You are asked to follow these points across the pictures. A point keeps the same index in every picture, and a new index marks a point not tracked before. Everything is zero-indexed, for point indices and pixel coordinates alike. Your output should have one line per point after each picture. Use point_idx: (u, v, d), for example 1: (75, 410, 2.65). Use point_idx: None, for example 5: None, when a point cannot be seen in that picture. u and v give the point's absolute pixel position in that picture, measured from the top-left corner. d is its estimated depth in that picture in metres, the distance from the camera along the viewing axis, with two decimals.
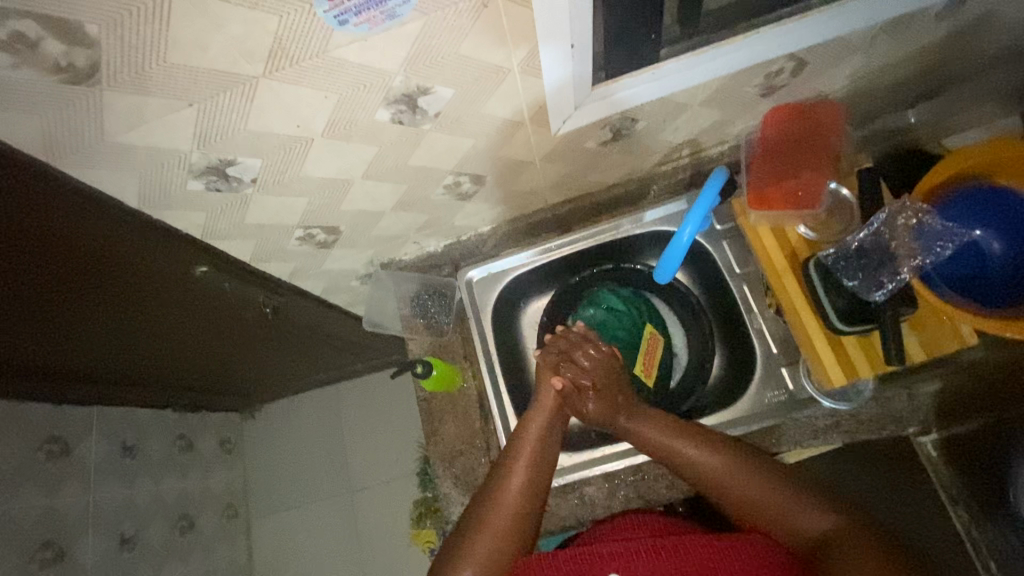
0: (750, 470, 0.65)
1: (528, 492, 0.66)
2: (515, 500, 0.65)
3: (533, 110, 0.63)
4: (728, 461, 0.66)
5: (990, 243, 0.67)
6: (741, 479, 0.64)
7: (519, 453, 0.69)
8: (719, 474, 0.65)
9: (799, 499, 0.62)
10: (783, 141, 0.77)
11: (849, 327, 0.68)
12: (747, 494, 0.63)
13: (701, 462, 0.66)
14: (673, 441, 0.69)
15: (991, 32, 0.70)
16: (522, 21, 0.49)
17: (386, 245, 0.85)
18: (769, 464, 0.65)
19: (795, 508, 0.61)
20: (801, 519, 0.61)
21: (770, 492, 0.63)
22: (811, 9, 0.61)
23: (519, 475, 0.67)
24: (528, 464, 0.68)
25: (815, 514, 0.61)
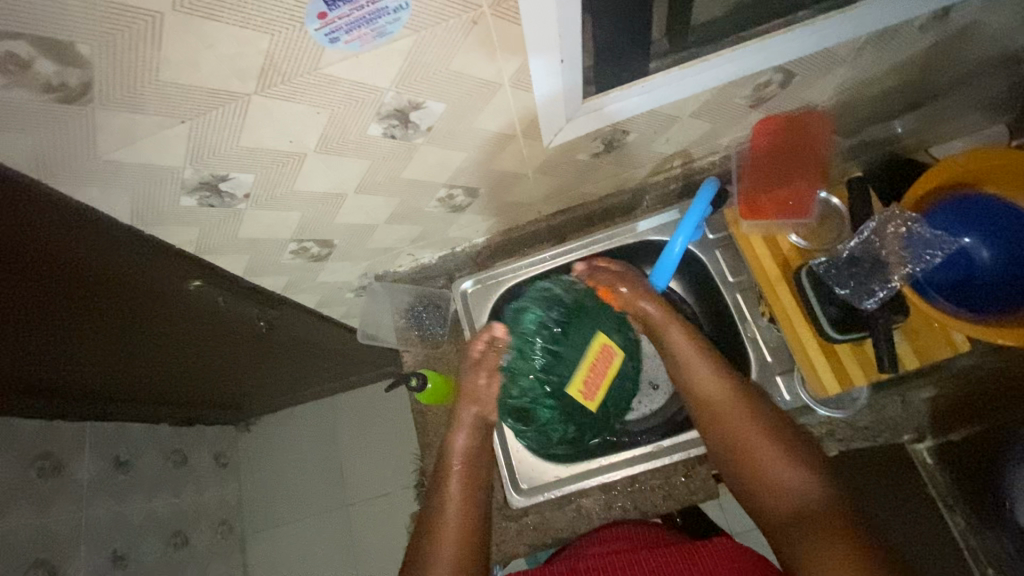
0: (749, 412, 0.66)
1: (466, 513, 0.67)
2: (455, 523, 0.66)
3: (524, 123, 0.63)
4: (738, 397, 0.68)
5: (979, 251, 0.69)
6: (741, 416, 0.66)
7: (451, 478, 0.71)
8: (723, 403, 0.68)
9: (785, 451, 0.63)
10: (773, 151, 0.78)
11: (841, 336, 0.68)
12: (742, 434, 0.65)
13: (715, 386, 0.69)
14: (697, 365, 0.71)
15: (974, 44, 0.72)
16: (511, 37, 0.49)
17: (380, 257, 0.85)
18: (770, 417, 0.66)
19: (779, 461, 0.62)
20: (781, 471, 0.61)
21: (760, 441, 0.64)
22: (796, 23, 0.62)
23: (454, 504, 0.68)
24: (461, 487, 0.70)
25: (795, 468, 0.61)
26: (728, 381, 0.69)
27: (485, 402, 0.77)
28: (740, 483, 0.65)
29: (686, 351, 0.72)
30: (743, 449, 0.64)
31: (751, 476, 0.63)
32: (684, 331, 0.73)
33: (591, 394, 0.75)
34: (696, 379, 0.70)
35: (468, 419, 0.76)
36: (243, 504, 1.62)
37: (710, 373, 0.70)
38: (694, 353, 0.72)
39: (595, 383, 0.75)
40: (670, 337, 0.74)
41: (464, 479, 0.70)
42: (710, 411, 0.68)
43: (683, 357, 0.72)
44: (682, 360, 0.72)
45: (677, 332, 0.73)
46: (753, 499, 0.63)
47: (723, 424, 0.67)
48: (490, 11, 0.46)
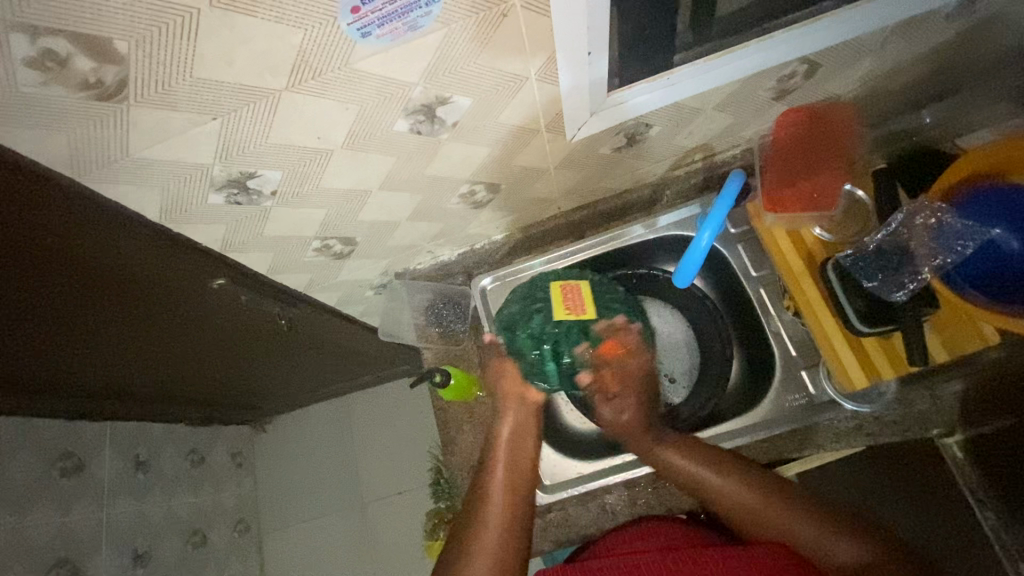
0: (777, 502, 0.65)
1: (512, 499, 0.69)
2: (500, 506, 0.68)
3: (549, 117, 0.63)
4: (753, 483, 0.67)
5: (1009, 242, 0.65)
6: (772, 510, 0.65)
7: (494, 471, 0.72)
8: (748, 503, 0.66)
9: (829, 526, 0.63)
10: (800, 142, 0.77)
11: (870, 328, 0.68)
12: (781, 527, 0.64)
13: (733, 491, 0.67)
14: (703, 473, 0.69)
15: (1004, 32, 0.70)
16: (540, 30, 0.49)
17: (401, 255, 0.85)
18: (797, 494, 0.66)
19: (828, 536, 0.62)
20: (833, 546, 0.62)
21: (802, 524, 0.64)
22: (823, 13, 0.62)
23: (499, 488, 0.70)
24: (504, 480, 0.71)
25: (847, 541, 0.61)
26: (745, 480, 0.67)
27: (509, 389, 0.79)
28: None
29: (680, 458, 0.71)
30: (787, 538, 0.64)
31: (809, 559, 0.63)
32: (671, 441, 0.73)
33: (580, 310, 0.72)
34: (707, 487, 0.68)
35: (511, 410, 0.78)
36: (259, 503, 1.63)
37: (718, 478, 0.68)
38: (694, 464, 0.70)
39: (576, 301, 0.72)
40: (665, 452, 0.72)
41: (507, 474, 0.71)
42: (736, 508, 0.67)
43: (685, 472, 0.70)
44: (682, 473, 0.70)
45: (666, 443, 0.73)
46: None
47: (757, 521, 0.66)
48: (520, 4, 0.46)
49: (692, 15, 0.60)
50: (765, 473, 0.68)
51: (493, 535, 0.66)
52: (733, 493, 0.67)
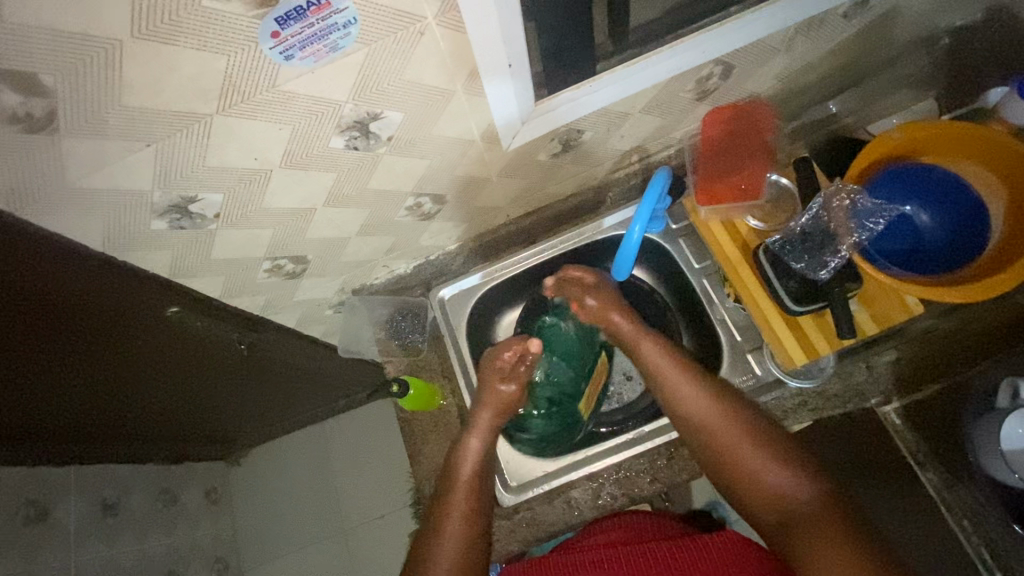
0: (734, 424, 0.65)
1: (472, 519, 0.66)
2: (459, 527, 0.65)
3: (482, 129, 0.66)
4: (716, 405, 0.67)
5: (919, 216, 0.74)
6: (723, 429, 0.65)
7: (459, 486, 0.69)
8: (704, 416, 0.67)
9: (777, 457, 0.62)
10: (724, 138, 0.82)
11: (801, 307, 0.72)
12: (727, 450, 0.65)
13: (693, 399, 0.68)
14: (674, 378, 0.71)
15: (899, 27, 0.77)
16: (459, 46, 0.53)
17: (355, 271, 0.86)
18: (761, 426, 0.65)
19: (772, 467, 0.62)
20: (777, 479, 0.61)
21: (750, 450, 0.63)
22: (728, 17, 0.67)
23: (459, 506, 0.67)
24: (467, 496, 0.68)
25: (795, 478, 0.61)
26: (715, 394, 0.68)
27: (497, 404, 0.76)
28: (738, 494, 0.64)
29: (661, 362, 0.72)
30: (732, 459, 0.64)
31: (743, 481, 0.63)
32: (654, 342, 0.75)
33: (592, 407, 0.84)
34: (674, 391, 0.70)
35: (484, 424, 0.75)
36: (237, 540, 1.59)
37: (689, 387, 0.69)
38: (669, 370, 0.71)
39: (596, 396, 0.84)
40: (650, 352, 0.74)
41: (469, 488, 0.68)
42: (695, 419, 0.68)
43: (661, 372, 0.72)
44: (659, 373, 0.72)
45: (647, 343, 0.75)
46: (749, 509, 0.63)
47: (705, 434, 0.66)
48: (435, 22, 0.49)
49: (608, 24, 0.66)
50: (737, 400, 0.68)
51: (454, 547, 0.63)
52: (695, 404, 0.68)
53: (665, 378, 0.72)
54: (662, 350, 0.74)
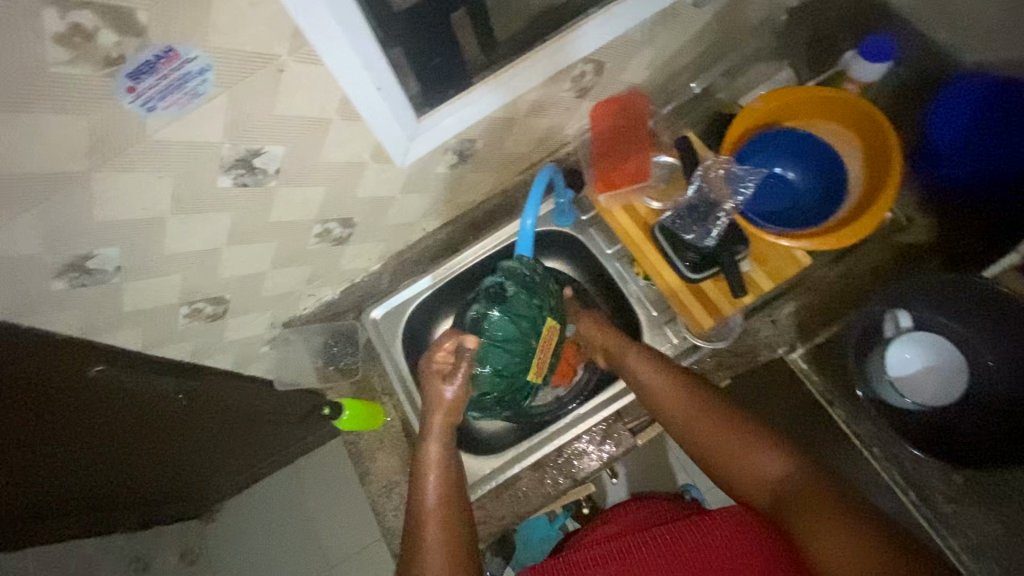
0: (715, 417, 0.66)
1: (449, 520, 0.67)
2: (438, 537, 0.65)
3: (372, 152, 0.69)
4: (692, 400, 0.69)
5: (791, 173, 0.79)
6: (705, 422, 0.67)
7: (427, 498, 0.69)
8: (687, 412, 0.68)
9: (760, 443, 0.63)
10: (611, 128, 0.87)
11: (697, 274, 0.78)
12: (712, 442, 0.65)
13: (675, 399, 0.70)
14: (657, 379, 0.73)
15: (751, 7, 0.83)
16: (322, 77, 0.56)
17: (281, 304, 0.88)
18: (740, 415, 0.66)
19: (757, 454, 0.62)
20: (760, 461, 0.62)
21: (730, 439, 0.64)
22: (585, 19, 0.72)
23: (433, 515, 0.67)
24: (437, 497, 0.69)
25: (774, 458, 0.61)
26: (693, 390, 0.70)
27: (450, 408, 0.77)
28: (731, 486, 0.65)
29: (645, 366, 0.75)
30: (719, 454, 0.65)
31: (732, 471, 0.64)
32: (638, 348, 0.78)
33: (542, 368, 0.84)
34: (655, 392, 0.72)
35: (437, 429, 0.76)
36: None
37: (669, 389, 0.71)
38: (653, 373, 0.73)
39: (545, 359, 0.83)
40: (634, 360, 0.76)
41: (441, 495, 0.69)
42: (677, 419, 0.69)
43: (645, 376, 0.74)
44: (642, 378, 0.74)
45: (633, 350, 0.78)
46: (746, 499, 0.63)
47: (691, 433, 0.68)
48: (289, 57, 0.52)
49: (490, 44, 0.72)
50: (716, 394, 0.69)
51: (438, 558, 0.63)
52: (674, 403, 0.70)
53: (648, 380, 0.74)
54: (647, 357, 0.76)
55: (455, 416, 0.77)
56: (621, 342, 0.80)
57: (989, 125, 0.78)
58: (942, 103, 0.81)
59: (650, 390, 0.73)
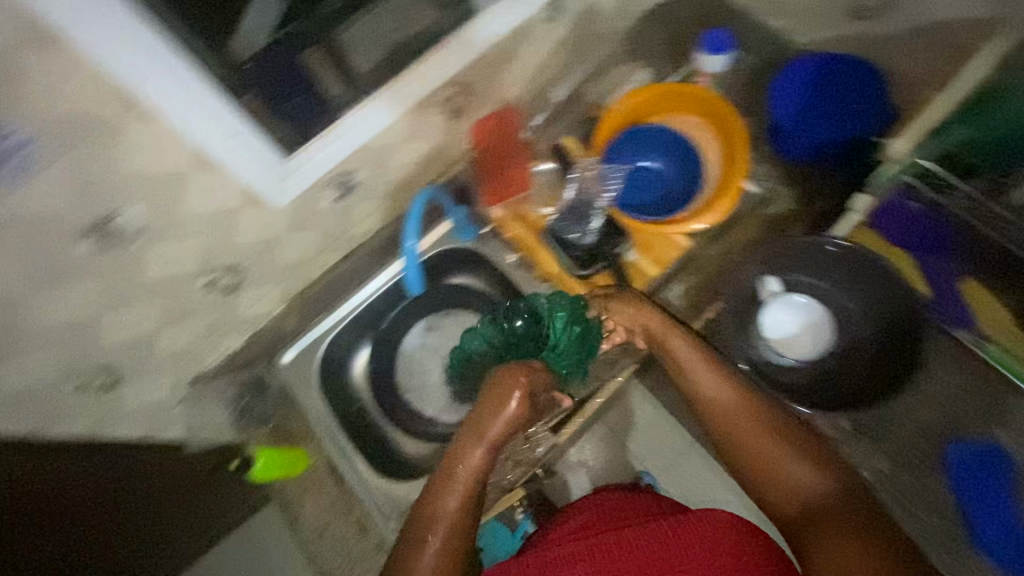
0: (770, 425, 0.58)
1: (459, 532, 0.57)
2: (439, 555, 0.56)
3: (243, 198, 0.69)
4: (741, 399, 0.60)
5: (661, 164, 0.85)
6: (756, 427, 0.58)
7: (449, 500, 0.58)
8: (738, 414, 0.59)
9: (806, 457, 0.55)
10: (489, 145, 0.90)
11: (586, 270, 0.83)
12: (758, 446, 0.57)
13: (728, 399, 0.60)
14: (702, 370, 0.63)
15: (603, 15, 0.88)
16: (167, 134, 0.56)
17: (182, 362, 0.86)
18: (794, 429, 0.58)
19: (800, 466, 0.55)
20: (796, 472, 0.55)
21: (772, 444, 0.56)
22: (440, 46, 0.75)
23: (444, 526, 0.57)
24: (457, 507, 0.58)
25: (819, 472, 0.54)
26: (740, 391, 0.61)
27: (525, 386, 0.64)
28: (754, 491, 0.58)
29: (688, 354, 0.65)
30: (757, 457, 0.57)
31: (762, 478, 0.56)
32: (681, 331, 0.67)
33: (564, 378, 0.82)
34: (702, 385, 0.62)
35: (489, 430, 0.61)
36: None
37: (712, 382, 0.62)
38: (699, 362, 0.64)
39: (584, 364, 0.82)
40: (674, 345, 0.66)
41: (464, 512, 0.58)
42: (716, 414, 0.61)
43: (687, 363, 0.64)
44: (685, 367, 0.64)
45: (675, 333, 0.67)
46: (767, 506, 0.56)
47: (728, 431, 0.59)
48: (125, 120, 0.52)
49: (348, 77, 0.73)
50: (771, 403, 0.61)
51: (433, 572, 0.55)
52: (715, 395, 0.61)
53: (693, 369, 0.64)
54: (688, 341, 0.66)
55: (504, 435, 0.62)
56: (660, 323, 0.69)
57: (819, 103, 0.85)
58: (778, 85, 0.86)
59: (687, 376, 0.64)
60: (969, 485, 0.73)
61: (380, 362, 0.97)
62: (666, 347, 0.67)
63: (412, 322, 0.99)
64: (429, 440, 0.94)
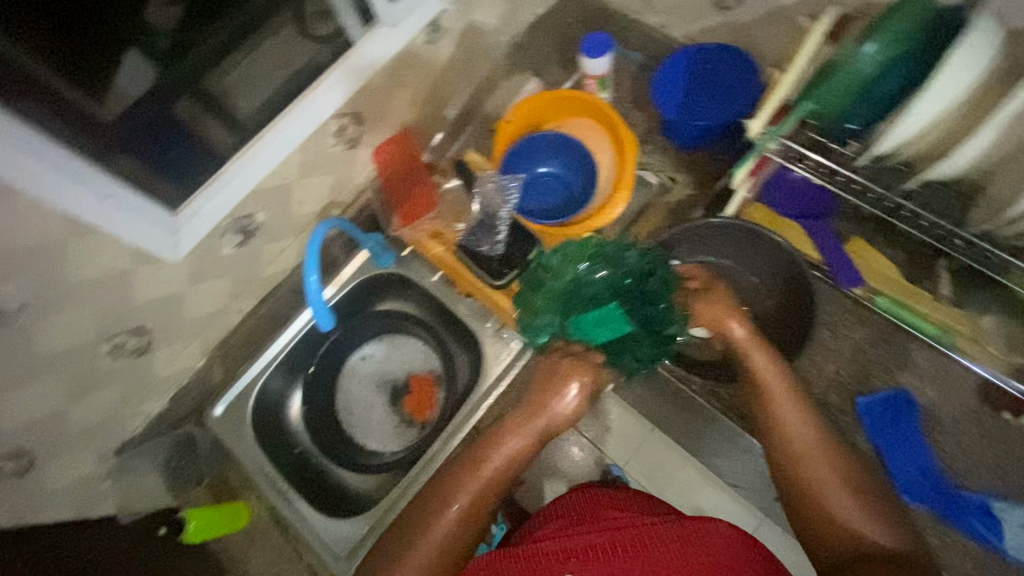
0: (838, 467, 0.60)
1: (470, 514, 0.61)
2: (448, 525, 0.60)
3: (134, 256, 0.67)
4: (826, 443, 0.61)
5: (556, 167, 0.88)
6: (821, 463, 0.60)
7: (472, 475, 0.62)
8: (807, 450, 0.61)
9: (865, 504, 0.57)
10: (392, 169, 0.92)
11: (502, 281, 0.83)
12: (817, 481, 0.59)
13: (801, 432, 0.62)
14: (781, 399, 0.64)
15: (482, 32, 0.91)
16: (30, 207, 0.54)
17: (102, 433, 0.83)
18: (864, 478, 0.59)
19: (856, 514, 0.56)
20: (861, 522, 0.56)
21: (840, 491, 0.58)
22: (319, 81, 0.75)
23: (462, 502, 0.61)
24: (477, 488, 0.62)
25: (884, 528, 0.56)
26: (824, 436, 0.62)
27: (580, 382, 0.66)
28: (801, 522, 0.60)
29: (778, 388, 0.65)
30: (817, 494, 0.59)
31: (818, 518, 0.58)
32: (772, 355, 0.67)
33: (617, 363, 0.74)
34: (776, 414, 0.64)
35: (532, 427, 0.64)
36: None
37: (795, 420, 0.63)
38: (775, 387, 0.65)
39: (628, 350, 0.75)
40: (758, 366, 0.66)
41: (480, 494, 0.62)
42: (789, 449, 0.62)
43: (765, 384, 0.66)
44: (763, 391, 0.65)
45: (761, 352, 0.67)
46: (811, 540, 0.59)
47: (797, 466, 0.61)
48: None
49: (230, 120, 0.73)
50: (851, 453, 0.62)
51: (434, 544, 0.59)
52: (795, 432, 0.62)
53: (769, 394, 0.65)
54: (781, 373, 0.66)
55: (546, 433, 0.65)
56: (756, 345, 0.67)
57: (699, 92, 0.88)
58: (660, 75, 0.89)
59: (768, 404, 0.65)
60: (897, 439, 0.75)
61: (315, 400, 0.96)
62: (746, 361, 0.67)
63: (347, 352, 0.99)
64: (373, 472, 0.93)
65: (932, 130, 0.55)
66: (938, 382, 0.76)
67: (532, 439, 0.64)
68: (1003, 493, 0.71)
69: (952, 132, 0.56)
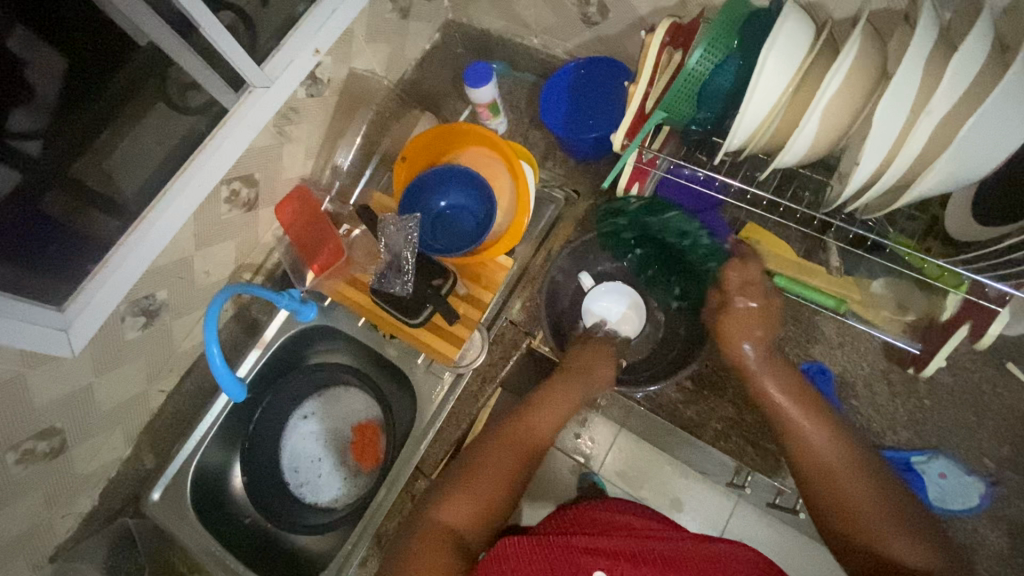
0: (869, 489, 0.61)
1: (516, 473, 0.71)
2: (503, 465, 0.70)
3: (23, 360, 0.65)
4: (852, 458, 0.63)
5: (456, 198, 0.89)
6: (858, 492, 0.61)
7: (517, 421, 0.75)
8: (845, 477, 0.62)
9: (907, 530, 0.58)
10: (293, 222, 0.89)
11: (417, 318, 0.84)
12: (855, 506, 0.61)
13: (833, 457, 0.63)
14: (804, 423, 0.66)
15: (364, 78, 0.93)
16: None
17: (30, 544, 0.79)
18: (898, 498, 0.61)
19: (895, 534, 0.58)
20: (899, 545, 0.57)
21: (872, 512, 0.60)
22: (198, 152, 0.72)
23: (511, 451, 0.72)
24: (524, 430, 0.74)
25: (918, 549, 0.57)
26: (848, 452, 0.63)
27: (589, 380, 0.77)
28: (835, 540, 0.62)
29: (797, 412, 0.67)
30: (850, 511, 0.61)
31: (854, 543, 0.60)
32: (778, 372, 0.70)
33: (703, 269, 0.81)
34: (805, 441, 0.65)
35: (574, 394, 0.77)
36: None
37: (821, 437, 0.65)
38: (798, 410, 0.67)
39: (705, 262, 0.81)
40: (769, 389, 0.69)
41: (525, 441, 0.73)
42: (816, 468, 0.64)
43: (785, 411, 0.67)
44: (786, 417, 0.67)
45: (766, 373, 0.70)
46: (845, 556, 0.61)
47: (828, 486, 0.62)
48: None
49: (107, 208, 0.72)
50: (876, 467, 0.63)
51: (488, 482, 0.69)
52: (821, 452, 0.64)
53: (793, 422, 0.66)
54: (791, 389, 0.69)
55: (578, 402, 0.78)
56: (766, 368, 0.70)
57: (585, 104, 0.91)
58: (546, 91, 0.92)
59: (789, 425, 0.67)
60: None
61: (257, 467, 0.95)
62: (761, 389, 0.70)
63: (287, 416, 0.98)
64: (328, 531, 0.91)
65: (768, 128, 0.58)
66: (848, 349, 0.78)
67: (564, 403, 0.77)
68: (923, 447, 0.73)
69: (794, 121, 0.59)
